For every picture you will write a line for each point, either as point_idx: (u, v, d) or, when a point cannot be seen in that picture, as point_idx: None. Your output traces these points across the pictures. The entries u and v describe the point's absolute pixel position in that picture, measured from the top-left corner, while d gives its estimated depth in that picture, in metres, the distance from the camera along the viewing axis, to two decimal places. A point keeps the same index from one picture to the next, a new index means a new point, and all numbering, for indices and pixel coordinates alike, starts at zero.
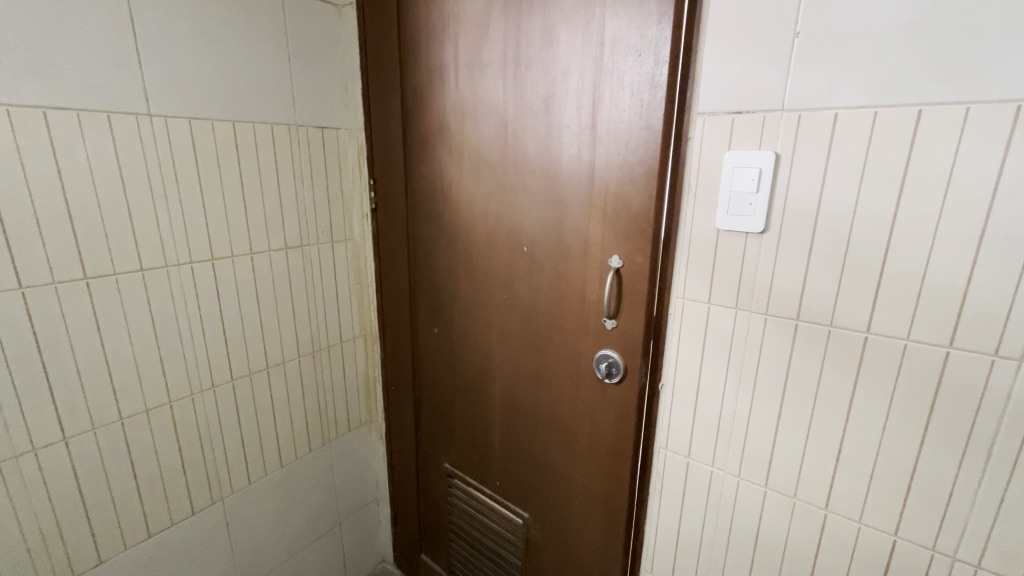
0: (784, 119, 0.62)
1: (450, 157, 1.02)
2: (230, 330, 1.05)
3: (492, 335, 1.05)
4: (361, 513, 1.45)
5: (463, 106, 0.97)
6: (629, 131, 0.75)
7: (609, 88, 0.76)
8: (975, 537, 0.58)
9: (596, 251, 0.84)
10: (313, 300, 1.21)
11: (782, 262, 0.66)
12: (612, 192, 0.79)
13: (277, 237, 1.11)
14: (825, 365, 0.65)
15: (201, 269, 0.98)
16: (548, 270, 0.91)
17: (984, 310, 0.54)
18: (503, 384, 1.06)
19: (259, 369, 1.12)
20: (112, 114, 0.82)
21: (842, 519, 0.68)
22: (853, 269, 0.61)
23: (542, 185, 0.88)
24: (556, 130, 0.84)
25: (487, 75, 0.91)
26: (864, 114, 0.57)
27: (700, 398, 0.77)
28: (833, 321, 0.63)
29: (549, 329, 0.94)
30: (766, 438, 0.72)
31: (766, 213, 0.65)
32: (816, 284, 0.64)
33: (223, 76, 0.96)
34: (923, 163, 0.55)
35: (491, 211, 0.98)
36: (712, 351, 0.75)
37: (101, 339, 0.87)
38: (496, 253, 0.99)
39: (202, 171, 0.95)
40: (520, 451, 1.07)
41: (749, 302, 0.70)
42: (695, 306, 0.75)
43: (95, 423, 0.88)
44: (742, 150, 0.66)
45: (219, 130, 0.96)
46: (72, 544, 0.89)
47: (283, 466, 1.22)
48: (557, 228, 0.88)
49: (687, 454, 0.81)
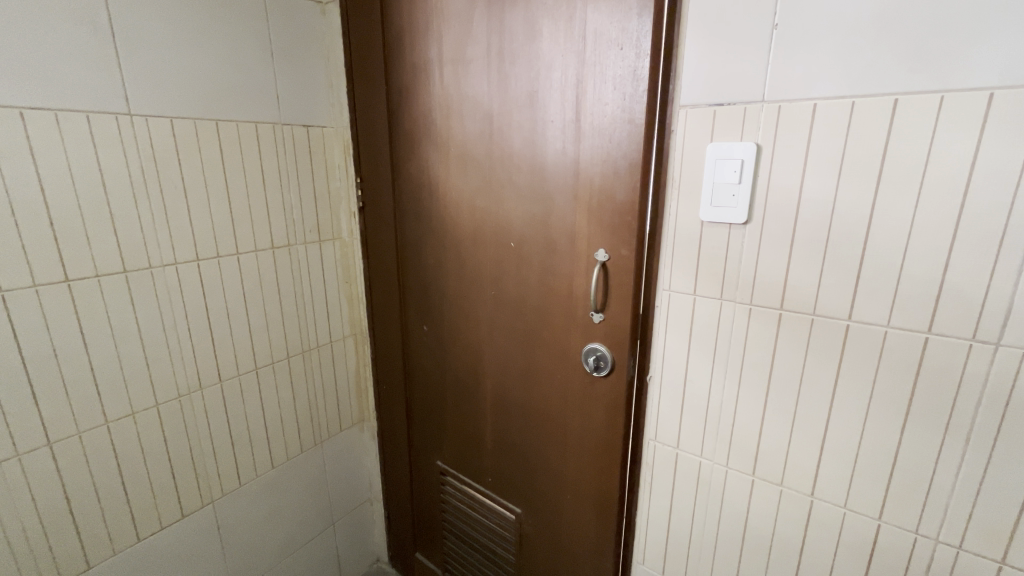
0: (765, 110, 0.63)
1: (436, 154, 1.02)
2: (218, 332, 1.04)
3: (481, 331, 1.05)
4: (355, 513, 1.45)
5: (449, 102, 0.96)
6: (613, 125, 0.76)
7: (591, 82, 0.77)
8: (956, 519, 0.59)
9: (583, 245, 0.84)
10: (301, 300, 1.20)
11: (765, 252, 0.66)
12: (597, 186, 0.80)
13: (264, 237, 1.10)
14: (808, 354, 0.66)
15: (186, 270, 0.97)
16: (536, 265, 0.91)
17: (962, 294, 0.55)
18: (495, 380, 1.06)
19: (248, 370, 1.11)
20: (90, 113, 0.81)
21: (828, 505, 0.68)
22: (834, 258, 0.61)
23: (528, 180, 0.88)
24: (540, 124, 0.84)
25: (472, 71, 0.91)
26: (842, 103, 0.58)
27: (688, 389, 0.78)
28: (816, 309, 0.64)
29: (538, 324, 0.95)
30: (752, 426, 0.73)
31: (749, 204, 0.66)
32: (798, 273, 0.64)
33: (206, 75, 0.95)
34: (900, 152, 0.55)
35: (478, 207, 0.98)
36: (698, 343, 0.75)
37: (85, 343, 0.86)
38: (484, 249, 0.99)
39: (185, 171, 0.94)
40: (513, 447, 1.07)
41: (734, 293, 0.70)
42: (681, 298, 0.75)
43: (81, 428, 0.87)
44: (724, 142, 0.66)
45: (202, 129, 0.95)
46: (60, 548, 0.88)
47: (273, 468, 1.21)
48: (544, 223, 0.88)
49: (676, 445, 0.81)
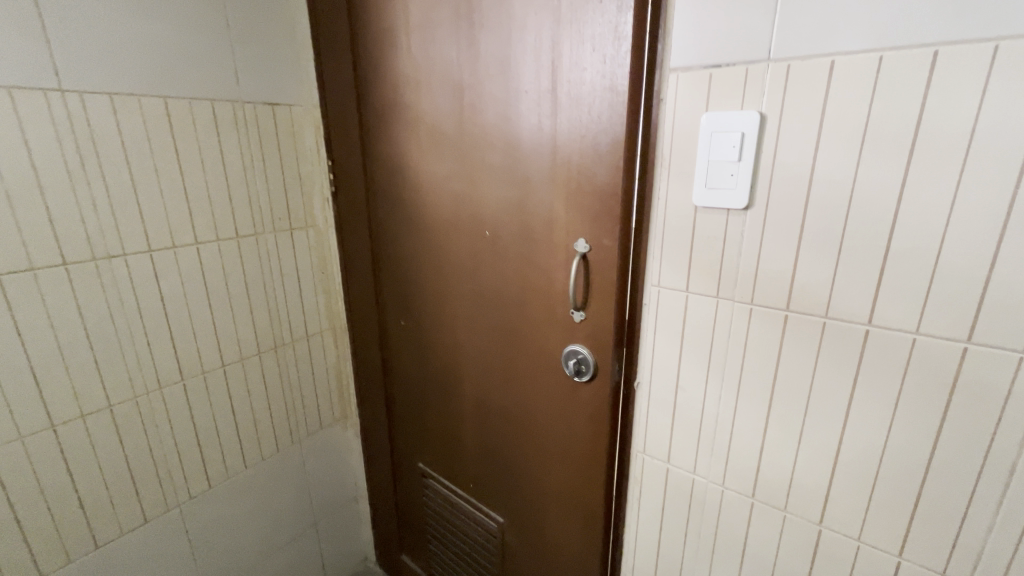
0: (771, 72, 0.52)
1: (407, 133, 0.92)
2: (177, 328, 0.97)
3: (460, 327, 0.97)
4: (340, 513, 1.39)
5: (416, 73, 0.86)
6: (592, 95, 0.65)
7: (568, 45, 0.66)
8: (992, 562, 0.50)
9: (561, 234, 0.74)
10: (272, 292, 1.12)
11: (769, 242, 0.56)
12: (576, 165, 0.70)
13: (227, 225, 1.01)
14: (818, 364, 0.56)
15: (137, 262, 0.89)
16: (512, 256, 0.82)
17: (1011, 297, 0.44)
18: (474, 380, 0.98)
19: (214, 367, 1.04)
20: (13, 89, 0.73)
21: (839, 537, 0.59)
22: (850, 252, 0.51)
23: (503, 160, 0.78)
24: (514, 96, 0.74)
25: (440, 36, 0.80)
26: (866, 59, 0.47)
27: (679, 397, 0.68)
28: (828, 311, 0.54)
29: (516, 321, 0.86)
30: (753, 442, 0.63)
31: (750, 186, 0.55)
32: (807, 269, 0.54)
33: (150, 47, 0.86)
34: (939, 119, 0.44)
35: (452, 192, 0.88)
36: (691, 347, 0.65)
37: (22, 342, 0.79)
38: (459, 238, 0.90)
39: (131, 154, 0.86)
40: (494, 454, 0.99)
41: (732, 290, 0.60)
42: (672, 295, 0.65)
43: (24, 432, 0.81)
44: (722, 112, 0.55)
45: (149, 107, 0.87)
46: (7, 558, 0.83)
47: (247, 469, 1.15)
48: (520, 208, 0.78)
49: (667, 460, 0.72)
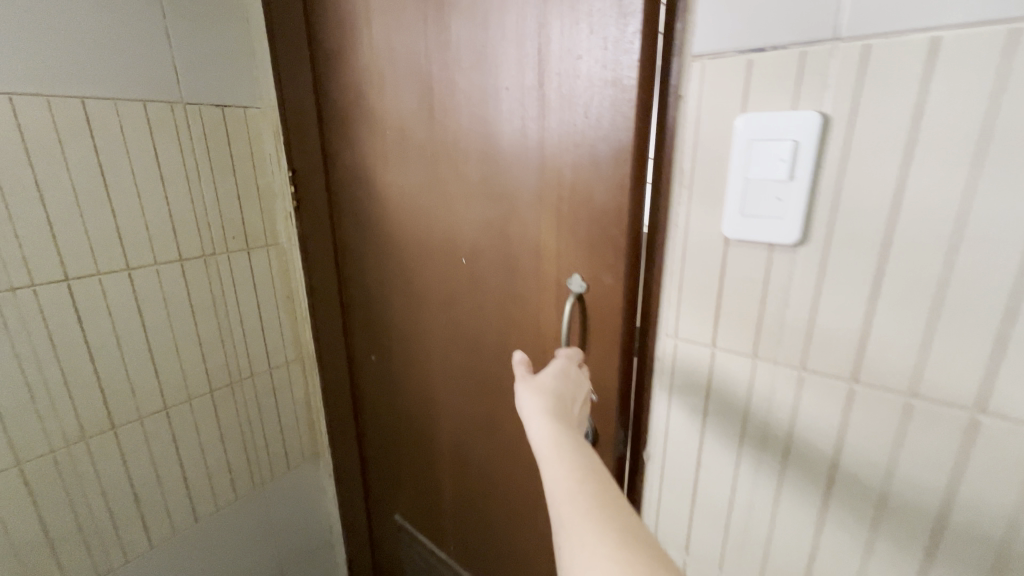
0: (838, 56, 0.37)
1: (370, 139, 0.78)
2: (105, 368, 0.82)
3: (435, 367, 0.82)
4: (311, 559, 1.25)
5: (378, 68, 0.72)
6: (588, 91, 0.51)
7: (558, 27, 0.51)
8: None
9: (551, 266, 0.60)
10: (225, 321, 0.97)
11: (830, 291, 0.41)
12: (568, 181, 0.55)
13: (166, 246, 0.86)
14: (896, 457, 0.41)
15: (50, 293, 0.75)
16: (493, 289, 0.68)
17: None
18: (451, 429, 0.83)
19: (153, 411, 0.89)
20: None
21: None
22: (952, 310, 0.36)
23: (479, 172, 0.64)
24: (491, 93, 0.59)
25: (404, 21, 0.66)
26: (988, 33, 0.32)
27: (701, 478, 0.53)
28: (915, 389, 0.39)
29: (499, 366, 0.71)
30: (798, 545, 0.48)
31: (805, 213, 0.40)
32: (884, 330, 0.39)
33: (64, 37, 0.71)
34: None
35: (422, 209, 0.73)
36: (718, 418, 0.50)
37: None
38: (431, 265, 0.76)
39: (39, 166, 0.71)
40: (475, 513, 0.85)
41: (775, 350, 0.45)
42: (693, 350, 0.50)
43: None
44: (765, 112, 0.40)
45: (62, 109, 0.72)
46: None
47: (197, 522, 1.00)
48: (501, 232, 0.64)
49: (683, 552, 0.57)
